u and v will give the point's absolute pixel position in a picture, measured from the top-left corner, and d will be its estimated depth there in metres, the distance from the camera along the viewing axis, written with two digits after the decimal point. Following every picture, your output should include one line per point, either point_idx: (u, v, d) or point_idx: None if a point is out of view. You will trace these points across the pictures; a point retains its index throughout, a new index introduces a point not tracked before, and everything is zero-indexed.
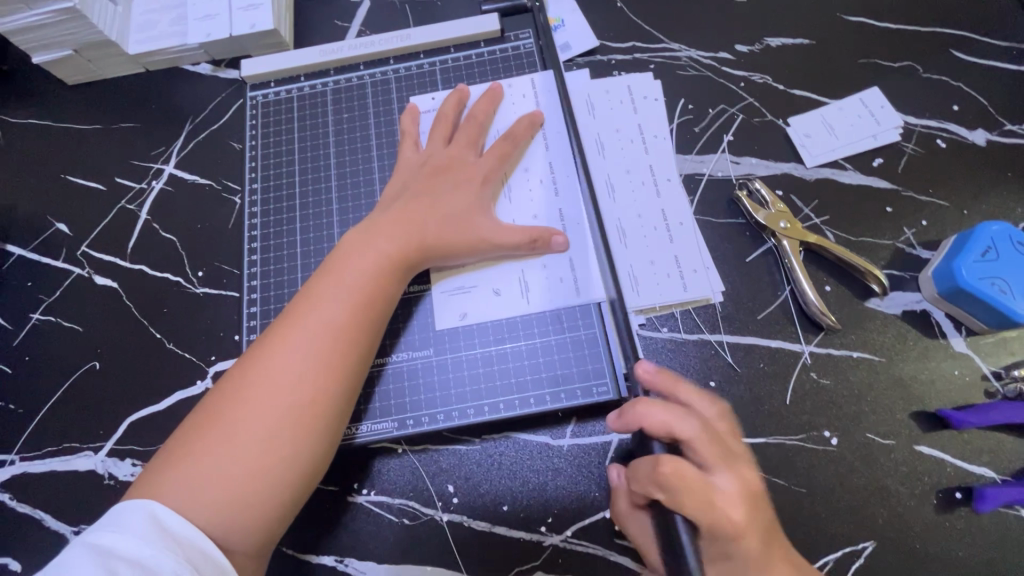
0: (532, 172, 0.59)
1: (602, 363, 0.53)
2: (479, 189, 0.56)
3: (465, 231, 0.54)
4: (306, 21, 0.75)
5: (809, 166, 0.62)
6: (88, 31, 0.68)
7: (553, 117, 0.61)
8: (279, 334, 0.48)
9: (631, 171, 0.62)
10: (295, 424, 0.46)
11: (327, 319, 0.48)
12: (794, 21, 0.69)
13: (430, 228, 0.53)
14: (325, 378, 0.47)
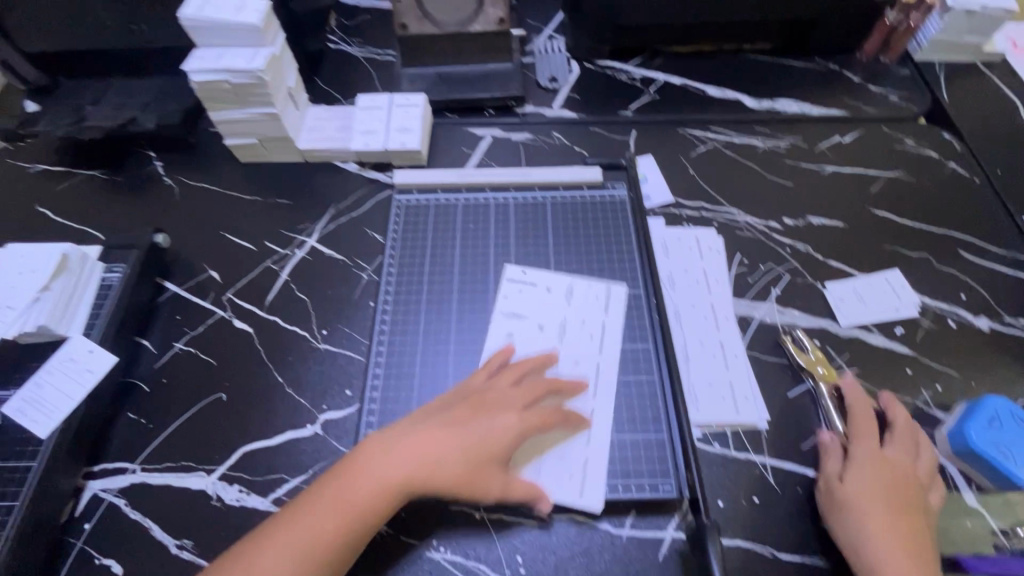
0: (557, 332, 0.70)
1: (668, 465, 0.62)
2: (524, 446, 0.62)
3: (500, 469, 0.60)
4: (441, 145, 0.95)
5: (842, 325, 0.75)
6: (276, 130, 0.87)
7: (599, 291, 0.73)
8: (320, 486, 0.57)
9: (639, 372, 0.68)
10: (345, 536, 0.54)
11: (350, 495, 0.56)
12: (831, 207, 0.86)
13: (461, 468, 0.58)
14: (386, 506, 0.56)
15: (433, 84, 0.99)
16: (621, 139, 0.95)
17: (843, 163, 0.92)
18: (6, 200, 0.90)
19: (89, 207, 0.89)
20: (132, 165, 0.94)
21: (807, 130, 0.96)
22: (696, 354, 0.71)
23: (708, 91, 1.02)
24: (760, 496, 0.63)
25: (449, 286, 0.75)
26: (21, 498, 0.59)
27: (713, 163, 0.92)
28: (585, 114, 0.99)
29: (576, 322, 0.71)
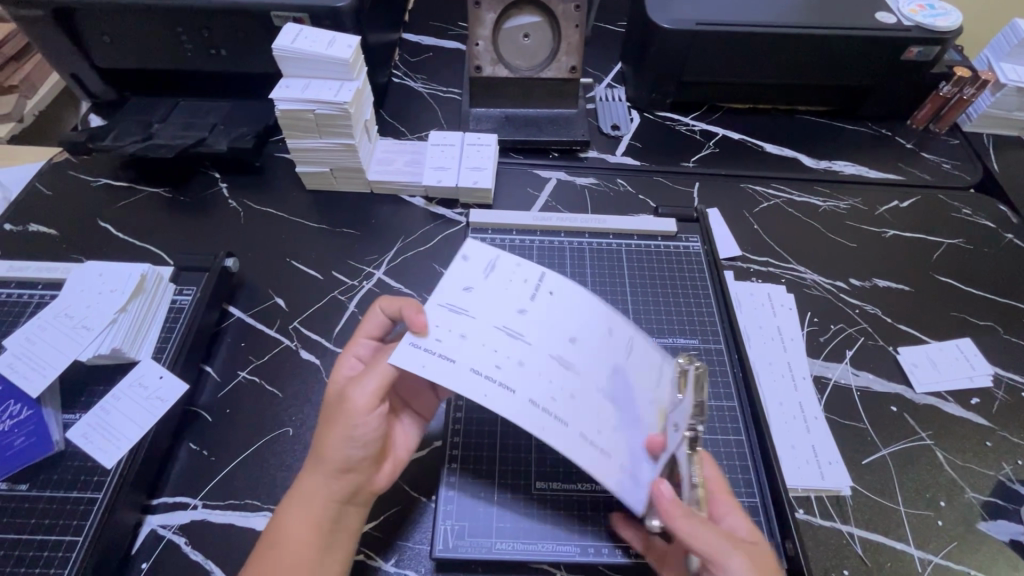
0: (536, 366, 0.55)
1: (762, 531, 0.59)
2: (361, 416, 0.56)
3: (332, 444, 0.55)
4: (507, 184, 0.96)
5: (917, 391, 0.74)
6: (350, 160, 0.87)
7: (612, 364, 0.58)
8: (277, 523, 0.54)
9: (604, 444, 0.53)
10: (278, 531, 0.54)
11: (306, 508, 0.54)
12: (895, 270, 0.87)
13: (337, 448, 0.55)
14: (308, 497, 0.54)
15: (500, 124, 1.01)
16: (684, 190, 0.96)
17: (903, 226, 0.93)
18: (68, 214, 0.88)
19: (151, 225, 0.88)
20: (196, 185, 0.93)
21: (865, 192, 0.98)
22: (777, 414, 0.70)
23: (766, 147, 1.04)
24: (851, 569, 0.60)
25: (488, 279, 0.59)
26: (86, 533, 0.56)
27: (777, 219, 0.93)
28: (647, 163, 1.00)
29: (563, 354, 0.56)
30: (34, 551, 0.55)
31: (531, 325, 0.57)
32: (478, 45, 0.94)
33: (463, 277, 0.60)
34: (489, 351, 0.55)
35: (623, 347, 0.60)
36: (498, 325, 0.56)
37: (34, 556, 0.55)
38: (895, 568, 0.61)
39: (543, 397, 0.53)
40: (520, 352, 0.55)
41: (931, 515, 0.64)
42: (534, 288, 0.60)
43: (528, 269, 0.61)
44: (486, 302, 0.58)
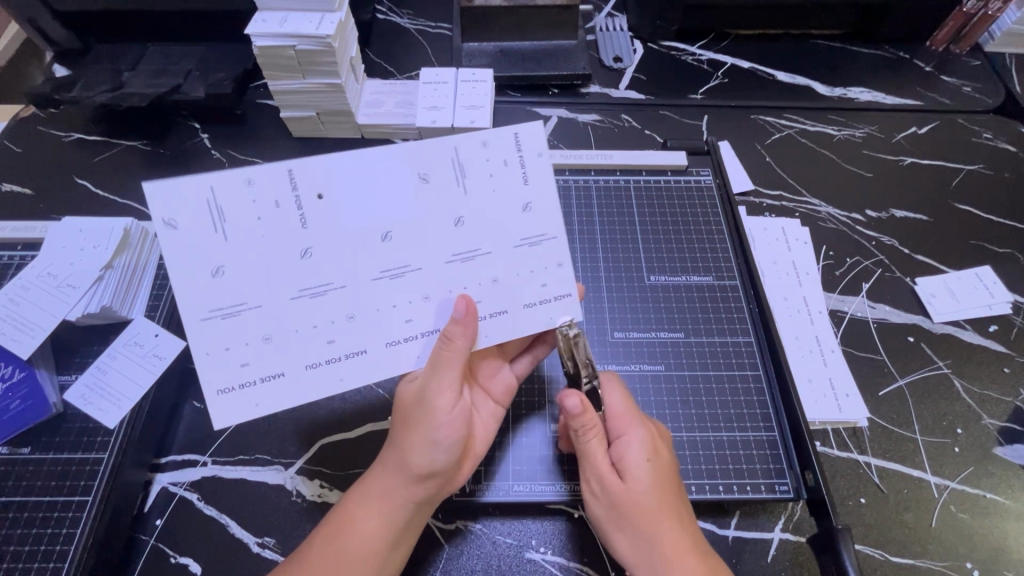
0: (375, 293, 0.51)
1: (782, 463, 0.59)
2: (445, 409, 0.51)
3: (417, 442, 0.51)
4: (505, 124, 0.90)
5: (935, 320, 0.73)
6: (337, 102, 0.81)
7: (458, 214, 0.51)
8: (349, 511, 0.51)
9: (492, 306, 0.53)
10: (339, 529, 0.50)
11: (388, 506, 0.51)
12: (914, 200, 0.84)
13: (419, 450, 0.51)
14: (382, 494, 0.51)
15: (495, 60, 0.94)
16: (693, 124, 0.91)
17: (922, 154, 0.89)
18: (41, 172, 0.83)
19: (131, 181, 0.83)
20: (175, 137, 0.88)
21: (882, 119, 0.93)
22: (793, 348, 0.68)
23: (779, 76, 0.98)
24: (867, 496, 0.61)
25: (229, 240, 0.47)
26: (95, 493, 0.55)
27: (790, 151, 0.89)
28: (653, 97, 0.94)
29: (403, 259, 0.51)
30: (44, 513, 0.54)
31: (328, 261, 0.49)
32: None
33: (206, 251, 0.47)
34: (314, 325, 0.50)
35: (450, 183, 0.50)
36: (294, 294, 0.49)
37: (45, 517, 0.54)
38: (910, 494, 0.61)
39: (399, 323, 0.51)
40: (346, 301, 0.50)
41: (948, 443, 0.64)
42: (292, 197, 0.48)
43: (264, 187, 0.47)
44: (242, 267, 0.48)
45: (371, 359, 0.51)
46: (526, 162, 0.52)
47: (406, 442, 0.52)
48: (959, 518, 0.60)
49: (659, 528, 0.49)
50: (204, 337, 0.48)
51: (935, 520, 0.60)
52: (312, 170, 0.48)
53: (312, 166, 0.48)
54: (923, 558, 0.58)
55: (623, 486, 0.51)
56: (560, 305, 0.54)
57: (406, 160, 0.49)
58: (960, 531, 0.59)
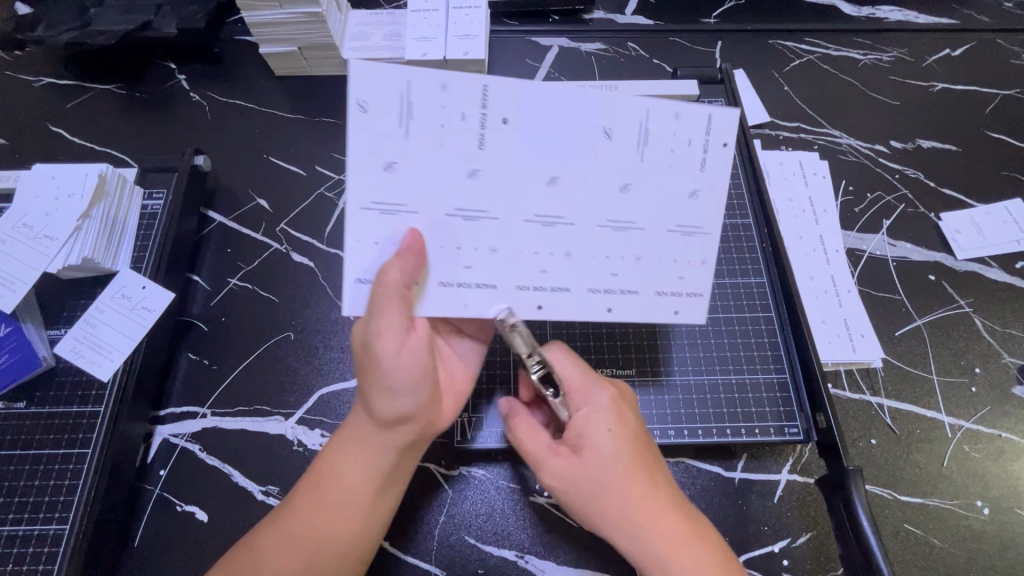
0: (524, 235, 0.46)
1: (793, 406, 0.57)
2: (395, 357, 0.45)
3: (376, 393, 0.47)
4: (501, 56, 0.84)
5: (958, 258, 0.69)
6: (319, 35, 0.75)
7: (625, 180, 0.46)
8: (321, 472, 0.50)
9: (627, 284, 0.48)
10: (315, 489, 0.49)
11: (363, 462, 0.49)
12: (942, 130, 0.78)
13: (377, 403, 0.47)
14: (353, 449, 0.49)
15: None
16: (705, 51, 0.84)
17: (954, 79, 0.82)
18: (13, 119, 0.79)
19: (108, 128, 0.79)
20: (151, 79, 0.82)
21: (913, 41, 0.85)
22: (807, 289, 0.65)
23: None
24: (878, 437, 0.59)
25: (411, 136, 0.42)
26: (93, 445, 0.55)
27: (811, 79, 0.82)
28: (662, 22, 0.87)
29: (557, 208, 0.46)
30: (45, 465, 0.54)
31: (492, 189, 0.44)
32: None
33: (384, 139, 0.42)
34: (458, 246, 0.45)
35: (629, 145, 0.45)
36: (450, 211, 0.44)
37: (47, 469, 0.54)
38: (923, 434, 0.59)
39: (533, 272, 0.47)
40: (491, 234, 0.45)
41: (965, 382, 0.62)
42: (480, 112, 0.43)
43: (459, 95, 0.42)
44: (416, 167, 0.43)
45: (501, 295, 0.47)
46: (708, 149, 0.47)
47: (366, 394, 0.48)
48: (971, 457, 0.59)
49: (634, 506, 0.47)
50: (355, 224, 0.44)
51: (947, 460, 0.58)
52: (511, 90, 0.42)
53: (508, 86, 0.42)
54: (932, 497, 0.57)
55: (588, 466, 0.48)
56: (690, 302, 0.49)
57: (598, 103, 0.44)
58: (971, 469, 0.58)
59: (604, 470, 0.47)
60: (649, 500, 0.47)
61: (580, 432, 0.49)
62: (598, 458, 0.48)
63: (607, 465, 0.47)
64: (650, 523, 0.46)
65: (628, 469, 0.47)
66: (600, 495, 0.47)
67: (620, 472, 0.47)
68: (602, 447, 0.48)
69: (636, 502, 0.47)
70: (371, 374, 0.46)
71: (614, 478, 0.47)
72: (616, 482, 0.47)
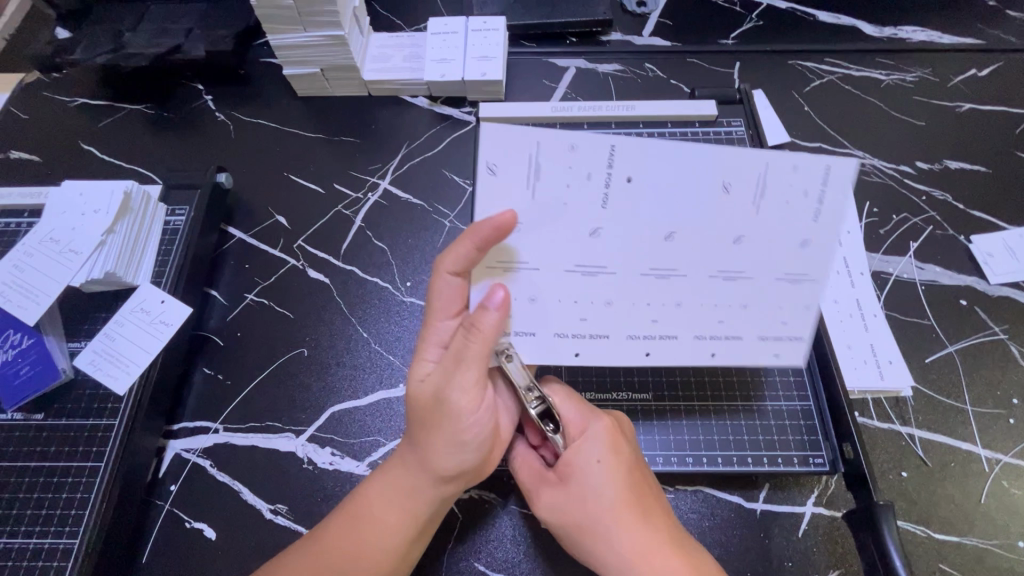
0: (639, 289, 0.47)
1: (817, 434, 0.55)
2: (472, 411, 0.47)
3: (446, 444, 0.47)
4: (518, 77, 0.84)
5: (991, 282, 0.66)
6: (341, 57, 0.77)
7: (737, 232, 0.46)
8: (365, 515, 0.49)
9: (732, 329, 0.48)
10: (359, 533, 0.48)
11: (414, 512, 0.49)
12: (971, 150, 0.76)
13: (439, 454, 0.48)
14: (405, 496, 0.49)
15: (508, 7, 0.88)
16: (723, 72, 0.84)
17: (982, 99, 0.80)
18: (47, 139, 0.82)
19: (136, 146, 0.81)
20: (178, 99, 0.85)
21: (938, 61, 0.84)
22: (831, 313, 0.63)
23: (820, 16, 0.89)
24: (909, 470, 0.56)
25: (537, 197, 0.44)
26: (106, 459, 0.55)
27: (832, 100, 0.81)
28: (680, 43, 0.87)
29: (671, 258, 0.46)
30: (58, 478, 0.55)
31: (612, 244, 0.45)
32: None
33: (511, 201, 0.44)
34: (574, 300, 0.47)
35: (745, 199, 0.45)
36: (569, 267, 0.46)
37: (60, 482, 0.54)
38: (958, 469, 0.56)
39: (643, 321, 0.47)
40: (608, 288, 0.47)
41: (1002, 414, 0.59)
42: (605, 173, 0.44)
43: (586, 157, 0.43)
44: (538, 225, 0.45)
45: (613, 347, 0.48)
46: (822, 199, 0.45)
47: (429, 442, 0.48)
48: (1011, 494, 0.55)
49: (624, 542, 0.46)
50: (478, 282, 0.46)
51: (985, 496, 0.55)
52: (639, 151, 0.43)
53: (635, 148, 0.43)
54: (970, 537, 0.54)
55: (579, 499, 0.48)
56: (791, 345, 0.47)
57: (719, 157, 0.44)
58: (1011, 507, 0.55)
59: (591, 503, 0.47)
60: (646, 539, 0.45)
61: (570, 464, 0.49)
62: (588, 493, 0.47)
63: (597, 500, 0.47)
64: (645, 564, 0.45)
65: (620, 504, 0.47)
66: (591, 530, 0.47)
67: (609, 505, 0.47)
68: (591, 481, 0.48)
69: (622, 538, 0.46)
70: (445, 426, 0.47)
71: (605, 513, 0.46)
72: (606, 516, 0.46)
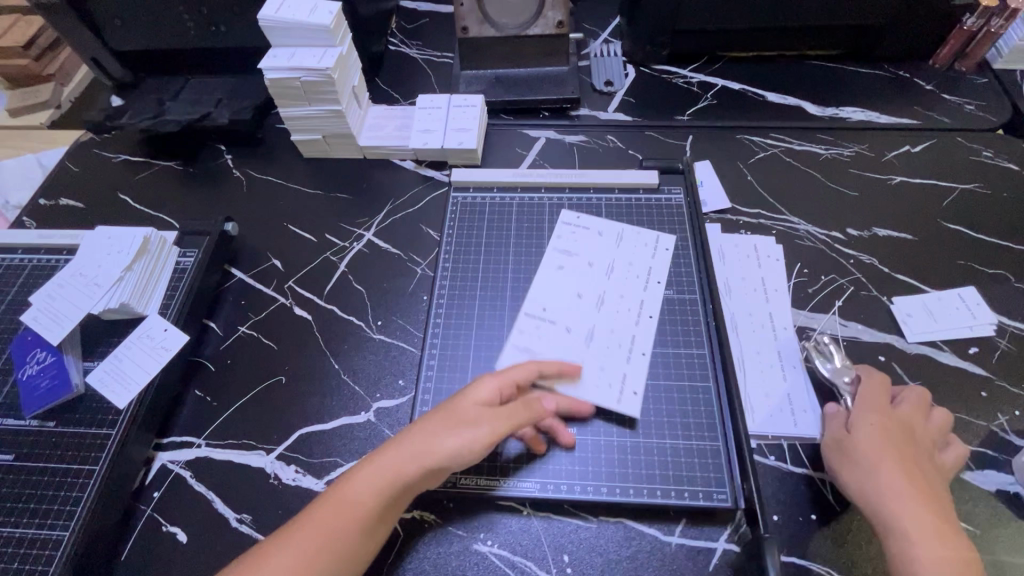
0: (622, 347, 0.69)
1: (723, 472, 0.60)
2: (477, 418, 0.57)
3: (441, 450, 0.56)
4: (495, 145, 0.96)
5: (909, 340, 0.71)
6: (339, 127, 0.90)
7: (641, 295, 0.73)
8: (343, 497, 0.55)
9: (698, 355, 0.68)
10: (336, 526, 0.53)
11: (376, 506, 0.54)
12: (899, 219, 0.83)
13: (432, 456, 0.56)
14: (380, 487, 0.55)
15: (490, 86, 1.01)
16: (677, 144, 0.94)
17: (913, 173, 0.88)
18: (92, 189, 0.96)
19: (164, 196, 0.95)
20: (204, 158, 0.99)
21: (874, 138, 0.92)
22: (752, 363, 0.69)
23: (769, 97, 0.99)
24: (819, 513, 0.60)
25: (535, 332, 0.71)
26: (101, 464, 0.64)
27: (773, 171, 0.90)
28: (640, 118, 0.98)
29: (629, 327, 0.70)
30: (60, 479, 0.63)
31: (589, 333, 0.70)
32: (463, 6, 0.94)
33: (516, 341, 0.71)
34: (594, 365, 0.67)
35: (631, 279, 0.74)
36: (592, 361, 0.67)
37: (61, 482, 0.63)
38: None
39: (639, 356, 0.68)
40: (600, 352, 0.68)
41: None
42: (552, 299, 0.73)
43: (543, 303, 0.73)
44: (546, 351, 0.69)
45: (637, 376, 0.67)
46: (658, 262, 0.75)
47: (434, 438, 0.56)
48: None
49: (911, 516, 0.54)
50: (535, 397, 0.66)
51: None
52: (563, 279, 0.75)
53: (549, 295, 0.74)
54: None
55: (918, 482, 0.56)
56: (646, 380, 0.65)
57: (559, 263, 0.76)
58: None
59: (894, 489, 0.55)
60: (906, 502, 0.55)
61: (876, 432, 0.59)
62: (889, 459, 0.57)
63: (898, 477, 0.56)
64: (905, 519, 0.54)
65: (889, 476, 0.56)
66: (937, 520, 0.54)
67: (875, 476, 0.57)
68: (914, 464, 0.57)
69: (897, 504, 0.55)
70: (447, 434, 0.56)
71: (898, 488, 0.55)
72: (922, 503, 0.55)
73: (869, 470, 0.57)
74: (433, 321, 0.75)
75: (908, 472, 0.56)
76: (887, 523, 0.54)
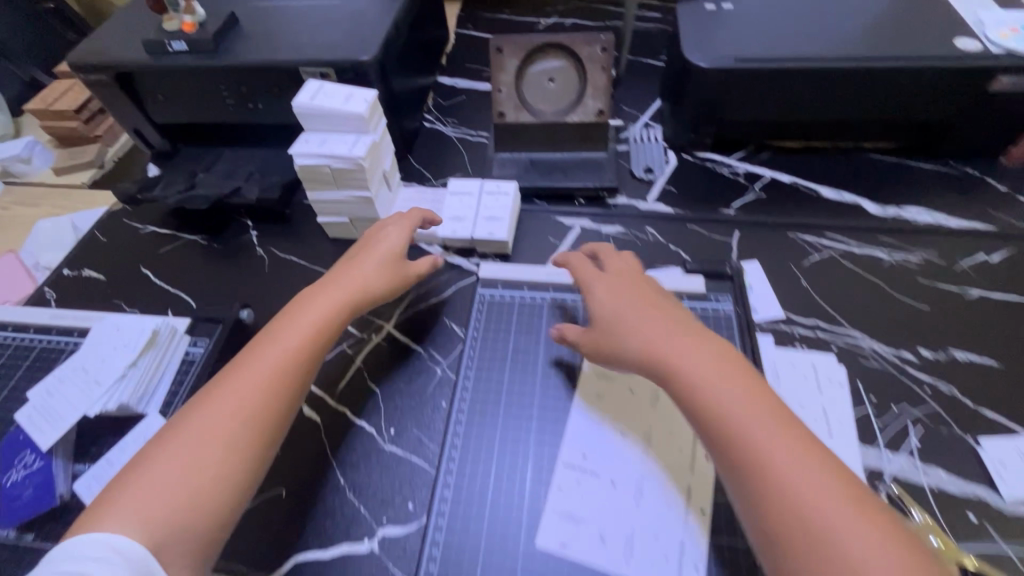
0: (674, 506, 0.60)
1: None
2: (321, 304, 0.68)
3: (266, 364, 0.62)
4: (526, 233, 0.92)
5: (1004, 497, 0.61)
6: (366, 212, 0.87)
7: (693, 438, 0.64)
8: (206, 407, 0.59)
9: None
10: (200, 438, 0.56)
11: (224, 413, 0.58)
12: (980, 340, 0.73)
13: (275, 362, 0.62)
14: (237, 396, 0.60)
15: (524, 170, 0.97)
16: (722, 240, 0.88)
17: (992, 286, 0.79)
18: (117, 261, 0.95)
19: (185, 272, 0.93)
20: (230, 233, 0.97)
21: (944, 243, 0.84)
22: None
23: (822, 192, 0.93)
24: None
25: (576, 489, 0.62)
26: None
27: (830, 276, 0.82)
28: (682, 210, 0.93)
29: (682, 482, 0.61)
30: None
31: (636, 488, 0.61)
32: (501, 91, 0.91)
33: (553, 498, 0.61)
34: (644, 532, 0.58)
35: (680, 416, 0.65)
36: (642, 526, 0.58)
37: None
38: None
39: (697, 522, 0.59)
40: (650, 515, 0.59)
41: None
42: (592, 443, 0.65)
43: (581, 450, 0.64)
44: (589, 512, 0.60)
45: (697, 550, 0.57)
46: None
47: (274, 341, 0.64)
48: None
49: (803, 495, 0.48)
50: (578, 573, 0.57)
51: None
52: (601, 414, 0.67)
53: (586, 439, 0.65)
54: None
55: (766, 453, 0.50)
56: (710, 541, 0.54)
57: (594, 398, 0.68)
58: None
59: (815, 484, 0.48)
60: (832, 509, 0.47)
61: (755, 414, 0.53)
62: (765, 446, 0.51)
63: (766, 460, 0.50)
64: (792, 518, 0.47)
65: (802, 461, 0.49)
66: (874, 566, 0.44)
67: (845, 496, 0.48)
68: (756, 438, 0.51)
69: (760, 453, 0.50)
70: (277, 346, 0.64)
71: (765, 468, 0.50)
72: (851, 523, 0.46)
73: (803, 473, 0.49)
74: (450, 439, 0.67)
75: (809, 449, 0.51)
76: (779, 522, 0.47)
